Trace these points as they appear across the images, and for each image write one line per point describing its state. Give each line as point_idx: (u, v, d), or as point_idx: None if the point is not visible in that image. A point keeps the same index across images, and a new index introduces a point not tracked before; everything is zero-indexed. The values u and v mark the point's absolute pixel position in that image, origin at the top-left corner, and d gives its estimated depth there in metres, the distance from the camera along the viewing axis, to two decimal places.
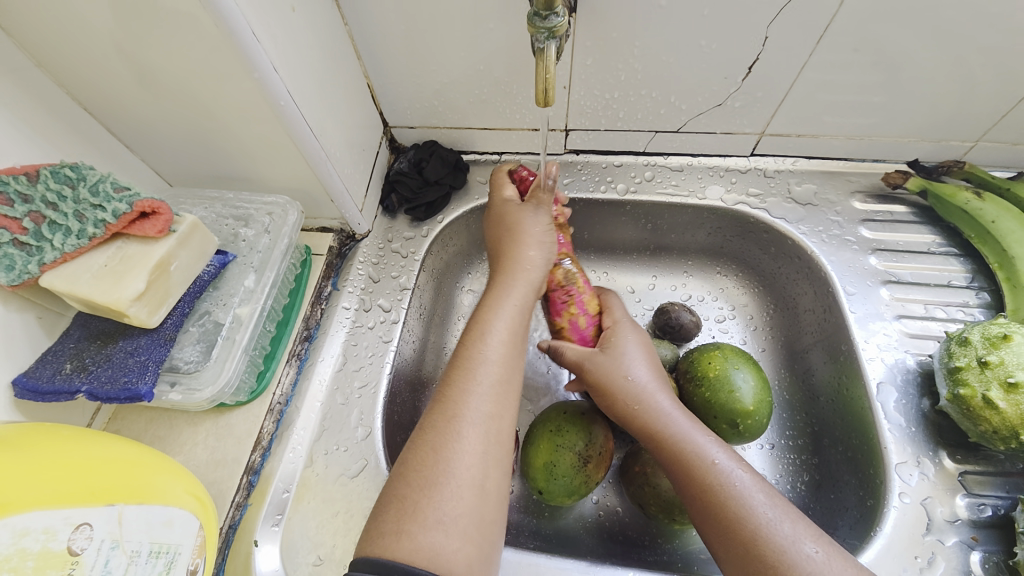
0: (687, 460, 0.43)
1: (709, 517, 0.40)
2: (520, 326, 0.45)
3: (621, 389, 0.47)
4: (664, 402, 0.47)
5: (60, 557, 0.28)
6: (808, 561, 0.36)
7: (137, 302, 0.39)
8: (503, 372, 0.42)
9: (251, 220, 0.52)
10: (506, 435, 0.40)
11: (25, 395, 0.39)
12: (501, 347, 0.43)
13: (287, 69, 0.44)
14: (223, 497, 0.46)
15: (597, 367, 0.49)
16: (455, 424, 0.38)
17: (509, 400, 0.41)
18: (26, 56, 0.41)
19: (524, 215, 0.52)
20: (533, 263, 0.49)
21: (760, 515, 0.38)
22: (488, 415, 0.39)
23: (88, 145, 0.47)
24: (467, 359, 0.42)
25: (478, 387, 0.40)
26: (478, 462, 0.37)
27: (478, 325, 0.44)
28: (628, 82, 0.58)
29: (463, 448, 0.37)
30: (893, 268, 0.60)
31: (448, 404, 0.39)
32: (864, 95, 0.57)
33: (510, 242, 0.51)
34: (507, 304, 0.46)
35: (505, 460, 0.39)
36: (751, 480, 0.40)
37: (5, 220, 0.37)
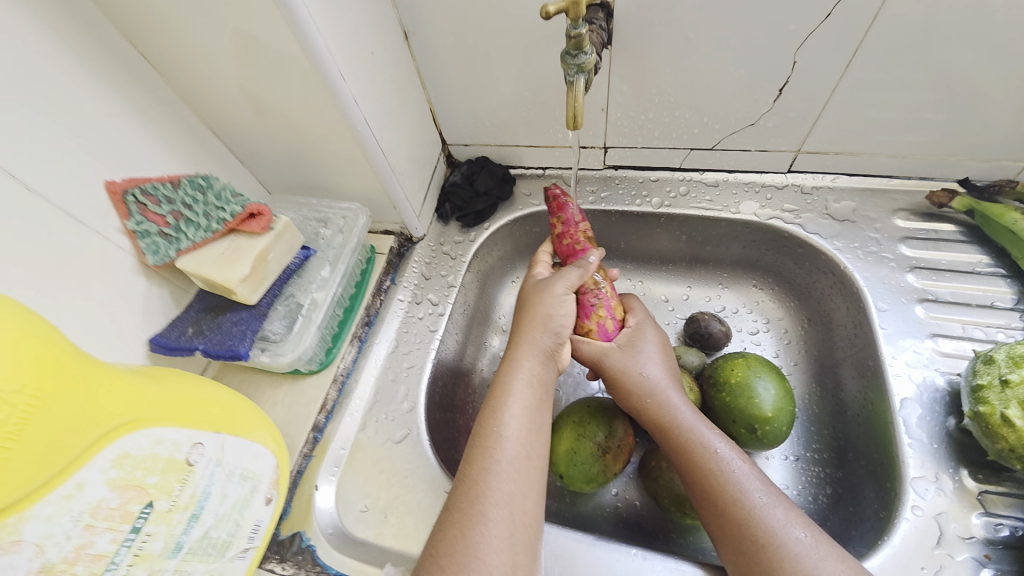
0: (691, 449, 0.47)
1: (708, 502, 0.44)
2: (536, 400, 0.48)
3: (634, 384, 0.52)
4: (674, 397, 0.51)
5: (180, 465, 0.38)
6: (797, 543, 0.39)
7: (243, 283, 0.50)
8: (523, 452, 0.44)
9: (330, 222, 0.62)
10: (531, 516, 0.42)
11: (158, 349, 0.50)
12: (519, 425, 0.45)
13: (365, 101, 0.54)
14: (294, 447, 0.55)
15: (613, 364, 0.53)
16: (480, 507, 0.40)
17: (530, 479, 0.43)
18: (176, 92, 0.54)
19: (539, 290, 0.55)
20: (544, 339, 0.52)
21: (754, 499, 0.42)
22: (513, 496, 0.41)
23: (215, 160, 0.59)
24: (486, 438, 0.44)
25: (501, 471, 0.42)
26: (507, 548, 0.39)
27: (493, 403, 0.47)
28: (663, 104, 0.63)
29: (491, 532, 0.39)
30: (932, 287, 0.60)
31: (470, 482, 0.42)
32: (903, 113, 0.58)
33: (524, 318, 0.54)
34: (520, 382, 0.48)
35: (531, 542, 0.41)
36: (748, 469, 0.44)
37: (154, 217, 0.50)
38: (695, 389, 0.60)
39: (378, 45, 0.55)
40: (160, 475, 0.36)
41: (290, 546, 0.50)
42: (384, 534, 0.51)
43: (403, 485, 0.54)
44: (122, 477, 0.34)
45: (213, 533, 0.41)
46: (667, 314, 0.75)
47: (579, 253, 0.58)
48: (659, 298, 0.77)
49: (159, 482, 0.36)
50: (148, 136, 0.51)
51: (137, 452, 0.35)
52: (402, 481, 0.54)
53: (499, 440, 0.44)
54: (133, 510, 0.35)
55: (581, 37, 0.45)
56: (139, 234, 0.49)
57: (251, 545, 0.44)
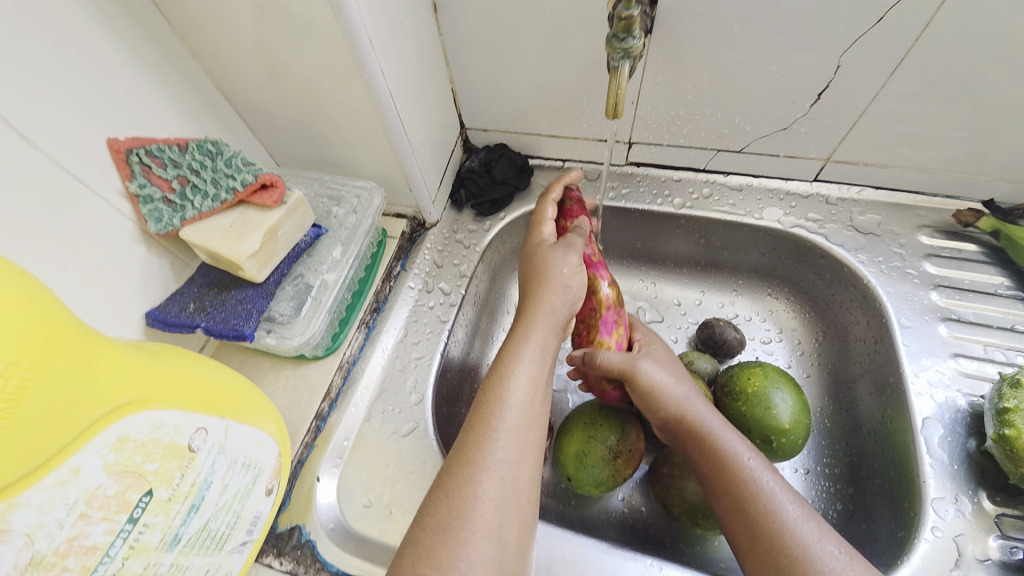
0: (720, 459, 0.45)
1: (738, 514, 0.43)
2: (543, 372, 0.45)
3: (666, 393, 0.50)
4: (701, 408, 0.49)
5: (182, 451, 0.35)
6: (830, 557, 0.38)
7: (252, 259, 0.47)
8: (524, 420, 0.41)
9: (342, 200, 0.59)
10: (524, 484, 0.39)
11: (155, 325, 0.47)
12: (524, 394, 0.43)
13: (391, 73, 0.50)
14: (295, 436, 0.53)
15: (647, 372, 0.51)
16: (469, 471, 0.38)
17: (529, 447, 0.41)
18: (186, 49, 0.50)
19: (554, 257, 0.52)
20: (559, 308, 0.49)
21: (786, 511, 0.41)
22: (508, 463, 0.39)
23: (224, 127, 0.56)
24: (488, 404, 0.41)
25: (499, 435, 0.40)
26: (494, 511, 0.37)
27: (499, 369, 0.44)
28: (695, 101, 0.61)
29: (480, 495, 0.37)
30: (955, 307, 0.59)
31: (464, 449, 0.39)
32: (939, 129, 0.57)
33: (536, 283, 0.51)
34: (529, 351, 0.45)
35: (523, 511, 0.38)
36: (778, 482, 0.43)
37: (159, 181, 0.46)
38: (708, 395, 0.59)
39: (407, 15, 0.52)
40: (161, 461, 0.34)
41: (288, 540, 0.48)
42: (388, 531, 0.49)
43: (409, 481, 0.52)
44: (120, 462, 0.31)
45: (212, 525, 0.38)
46: (679, 318, 0.74)
47: (597, 266, 0.55)
48: (672, 302, 0.75)
49: (158, 470, 0.33)
50: (154, 94, 0.47)
51: (136, 435, 0.32)
52: (408, 476, 0.52)
53: (502, 406, 0.41)
54: (131, 499, 0.32)
55: (632, 19, 0.44)
56: (141, 199, 0.45)
57: (249, 538, 0.42)
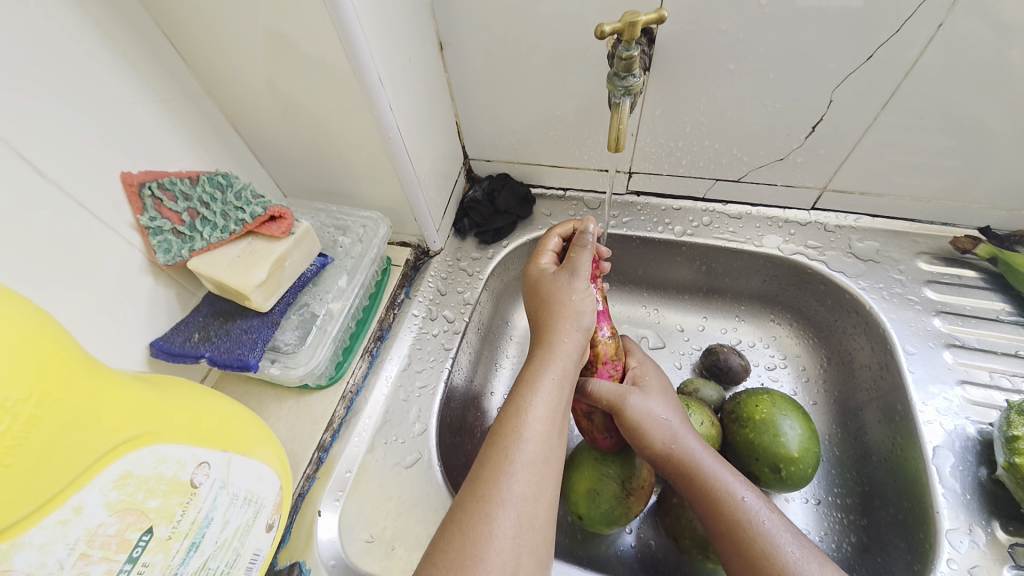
0: (717, 497, 0.44)
1: (739, 555, 0.42)
2: (562, 404, 0.45)
3: (655, 428, 0.49)
4: (693, 442, 0.48)
5: (184, 486, 0.34)
6: None
7: (259, 289, 0.47)
8: (542, 454, 0.41)
9: (348, 230, 0.60)
10: (542, 522, 0.38)
11: (160, 355, 0.47)
12: (541, 427, 0.42)
13: (399, 108, 0.52)
14: (297, 467, 0.52)
15: (636, 406, 0.50)
16: (486, 507, 0.37)
17: (546, 482, 0.40)
18: (201, 86, 0.51)
19: (563, 287, 0.53)
20: (574, 339, 0.50)
21: (786, 554, 0.40)
22: (524, 498, 0.38)
23: (235, 160, 0.57)
24: (506, 437, 0.41)
25: (515, 469, 0.39)
26: (509, 549, 0.36)
27: (516, 400, 0.44)
28: (693, 133, 0.62)
29: (495, 532, 0.36)
30: (958, 332, 0.60)
31: (480, 483, 0.39)
32: (932, 160, 0.58)
33: (552, 314, 0.51)
34: (547, 382, 0.45)
35: (540, 550, 0.37)
36: (777, 520, 0.42)
37: (170, 213, 0.47)
38: (715, 423, 0.58)
39: (415, 53, 0.54)
40: (162, 497, 0.33)
41: None
42: (391, 568, 0.47)
43: (412, 514, 0.50)
44: (122, 499, 0.31)
45: (211, 563, 0.37)
46: (682, 345, 0.74)
47: (601, 318, 0.55)
48: (674, 328, 0.75)
49: (160, 506, 0.33)
50: (168, 128, 0.49)
51: (140, 470, 0.32)
52: (412, 510, 0.51)
53: (519, 439, 0.41)
54: (131, 538, 0.31)
55: (632, 59, 0.45)
56: (152, 231, 0.46)
57: None
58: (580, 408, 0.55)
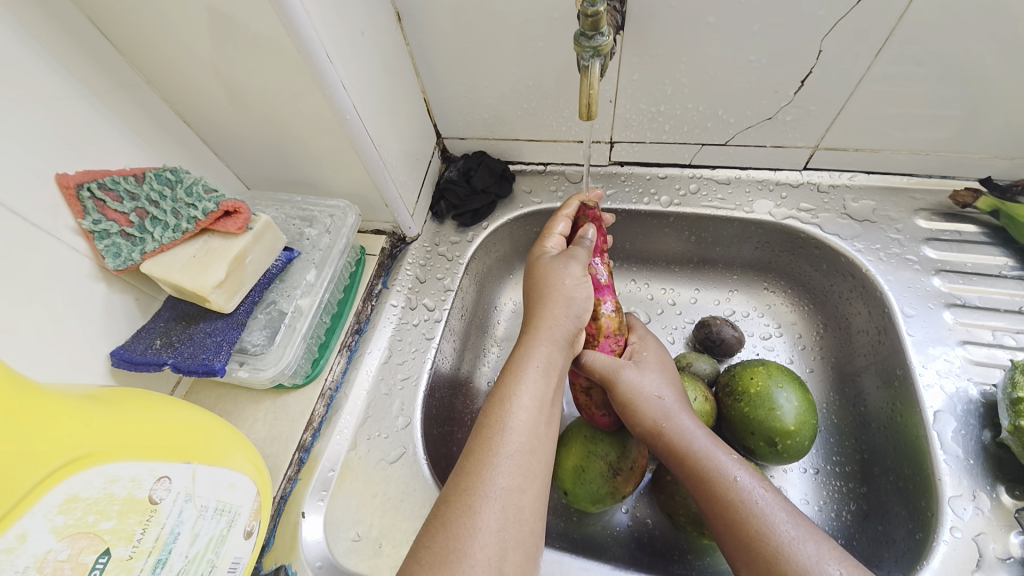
0: (710, 478, 0.43)
1: (733, 537, 0.40)
2: (550, 391, 0.43)
3: (646, 405, 0.47)
4: (687, 421, 0.47)
5: (143, 504, 0.33)
6: None
7: (218, 289, 0.44)
8: (527, 442, 0.39)
9: (316, 220, 0.57)
10: (529, 512, 0.37)
11: (121, 364, 0.45)
12: (527, 415, 0.40)
13: (355, 86, 0.48)
14: (277, 470, 0.50)
15: (629, 380, 0.48)
16: (468, 500, 0.35)
17: (533, 471, 0.38)
18: (138, 73, 0.48)
19: (557, 270, 0.50)
20: (565, 325, 0.48)
21: (782, 534, 0.38)
22: (509, 490, 0.36)
23: (187, 154, 0.54)
24: (489, 428, 0.39)
25: (500, 461, 0.37)
26: (495, 543, 0.34)
27: (500, 390, 0.42)
28: (675, 96, 0.58)
29: (479, 525, 0.34)
30: (959, 291, 0.57)
31: (462, 476, 0.37)
32: (929, 110, 0.55)
33: (542, 298, 0.49)
34: (534, 369, 0.43)
35: (528, 543, 0.35)
36: (773, 498, 0.41)
37: (116, 215, 0.44)
38: (710, 397, 0.56)
39: (368, 24, 0.50)
40: (118, 518, 0.31)
41: None
42: (379, 566, 0.46)
43: (399, 510, 0.49)
44: (72, 523, 0.29)
45: None
46: (674, 319, 0.71)
47: (603, 291, 0.53)
48: (666, 303, 0.72)
49: (116, 527, 0.31)
50: (106, 123, 0.45)
51: (88, 493, 0.30)
52: (398, 507, 0.50)
53: (503, 430, 0.39)
54: (86, 562, 0.30)
55: (598, 15, 0.41)
56: (97, 235, 0.43)
57: None
58: (579, 382, 0.53)
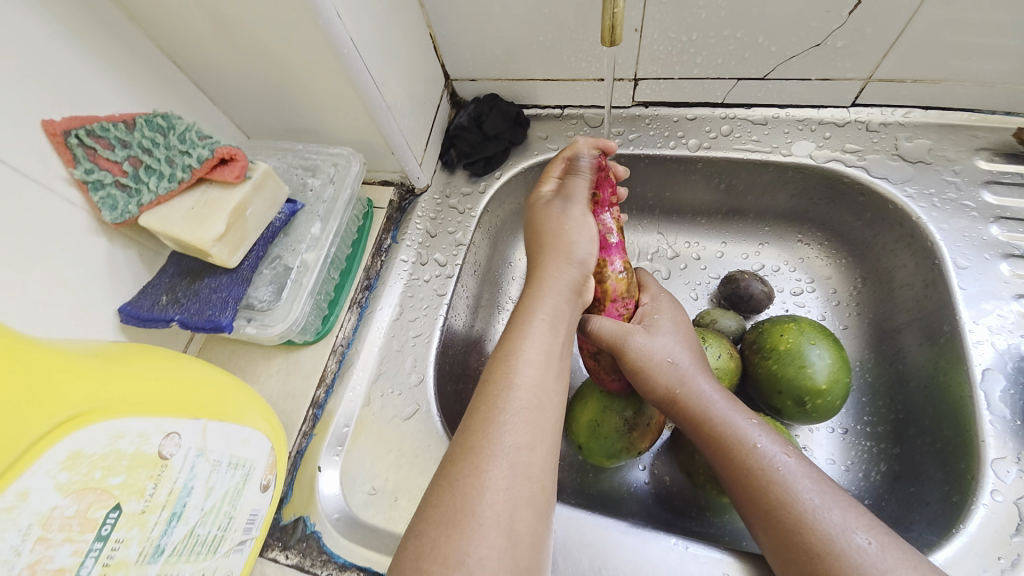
0: (727, 444, 0.41)
1: (752, 503, 0.39)
2: (557, 344, 0.41)
3: (658, 371, 0.44)
4: (704, 385, 0.44)
5: (151, 459, 0.32)
6: (860, 551, 0.34)
7: (219, 243, 0.42)
8: (536, 400, 0.37)
9: (318, 170, 0.54)
10: (539, 470, 0.35)
11: (130, 320, 0.44)
12: (534, 370, 0.39)
13: (351, 16, 0.44)
14: (292, 426, 0.50)
15: (638, 346, 0.45)
16: (475, 458, 0.34)
17: (543, 428, 0.37)
18: (119, 8, 0.44)
19: (555, 215, 0.49)
20: (570, 274, 0.46)
21: (806, 501, 0.37)
22: (518, 447, 0.35)
23: (183, 102, 0.51)
24: (495, 385, 0.38)
25: (507, 418, 0.36)
26: (504, 501, 0.33)
27: (506, 347, 0.40)
28: (709, 21, 0.52)
29: (487, 484, 0.33)
30: (1019, 241, 0.52)
31: (469, 434, 0.36)
32: (1008, 31, 0.47)
33: (545, 247, 0.47)
34: (540, 324, 0.42)
35: (539, 500, 0.34)
36: (796, 465, 0.39)
37: (108, 164, 0.42)
38: (735, 354, 0.53)
39: None
40: (126, 473, 0.31)
41: (293, 533, 0.46)
42: (395, 519, 0.46)
43: (414, 465, 0.49)
44: (78, 479, 0.29)
45: (200, 530, 0.36)
46: (699, 274, 0.67)
47: (612, 250, 0.49)
48: (690, 257, 0.68)
49: (126, 482, 0.31)
50: (91, 65, 0.42)
51: (93, 449, 0.29)
52: (413, 462, 0.49)
53: (509, 386, 0.37)
54: (97, 516, 0.29)
55: None
56: (91, 185, 0.41)
57: (247, 536, 0.40)
58: (587, 347, 0.50)
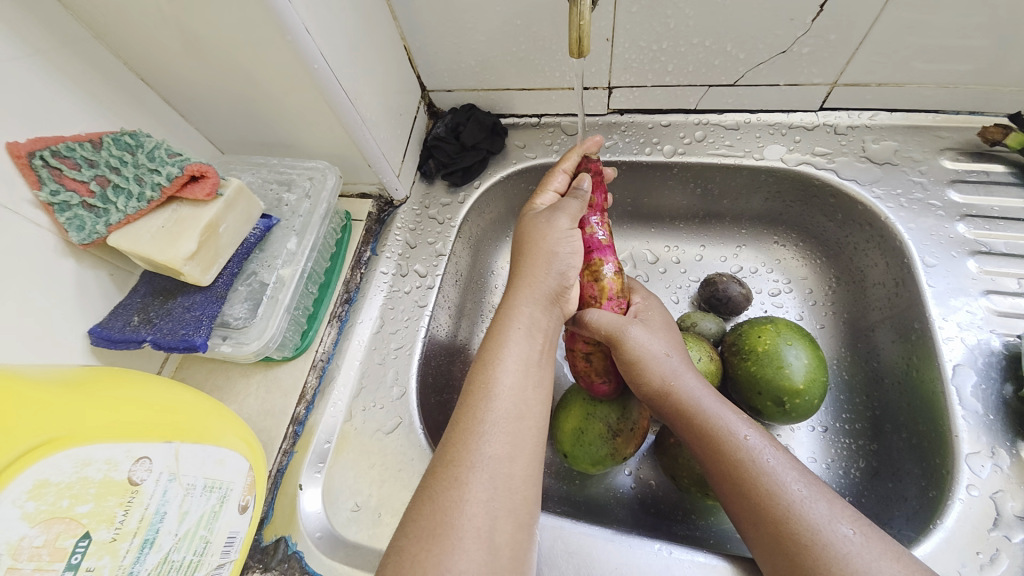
0: (716, 438, 0.41)
1: (740, 497, 0.39)
2: (535, 353, 0.42)
3: (653, 364, 0.45)
4: (693, 380, 0.45)
5: (122, 485, 0.32)
6: (845, 541, 0.34)
7: (190, 261, 0.42)
8: (516, 408, 0.38)
9: (294, 184, 0.54)
10: (520, 480, 0.35)
11: (99, 343, 0.43)
12: (514, 378, 0.39)
13: (321, 31, 0.44)
14: (272, 444, 0.50)
15: (637, 338, 0.46)
16: (455, 471, 0.34)
17: (524, 437, 0.37)
18: (84, 27, 0.43)
19: (541, 223, 0.48)
20: (548, 282, 0.46)
21: (792, 493, 0.37)
22: (497, 458, 0.35)
23: (153, 119, 0.50)
24: (474, 396, 0.38)
25: (485, 429, 0.36)
26: (485, 513, 0.33)
27: (485, 356, 0.41)
28: (679, 30, 0.53)
29: (467, 497, 0.33)
30: (984, 238, 0.53)
31: (449, 447, 0.35)
32: (963, 36, 0.49)
33: (527, 255, 0.47)
34: (517, 333, 0.42)
35: (519, 511, 0.34)
36: (782, 458, 0.39)
37: (75, 184, 0.41)
38: (715, 356, 0.54)
39: None
40: (95, 501, 0.30)
41: (274, 554, 0.45)
42: (379, 535, 0.46)
43: (398, 480, 0.48)
44: (44, 509, 0.28)
45: (175, 556, 0.35)
46: (679, 278, 0.68)
47: (605, 251, 0.50)
48: (670, 260, 0.69)
49: (95, 510, 0.30)
50: (56, 85, 0.42)
51: (59, 478, 0.29)
52: (396, 476, 0.49)
53: (488, 397, 0.37)
54: (65, 546, 0.29)
55: None
56: (57, 207, 0.40)
57: (226, 559, 0.39)
58: (577, 348, 0.50)
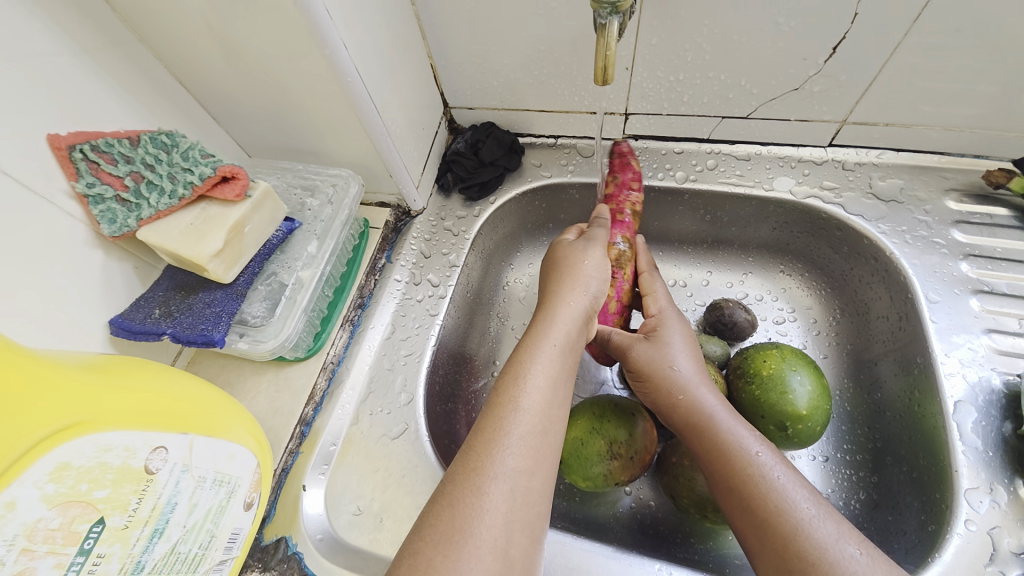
0: (727, 452, 0.41)
1: (747, 514, 0.39)
2: (564, 371, 0.42)
3: (661, 378, 0.47)
4: (707, 396, 0.45)
5: (138, 473, 0.32)
6: (852, 561, 0.34)
7: (216, 259, 0.43)
8: (539, 423, 0.38)
9: (317, 190, 0.55)
10: (537, 494, 0.35)
11: (120, 333, 0.44)
12: (541, 395, 0.39)
13: (356, 47, 0.46)
14: (279, 442, 0.50)
15: (642, 353, 0.49)
16: (477, 479, 0.34)
17: (544, 454, 0.37)
18: (130, 31, 0.46)
19: (579, 251, 0.51)
20: (581, 303, 0.47)
21: (802, 510, 0.37)
22: (518, 471, 0.35)
23: (186, 120, 0.52)
24: (501, 408, 0.38)
25: (510, 441, 0.36)
26: (501, 524, 0.33)
27: (515, 367, 0.41)
28: (696, 63, 0.55)
29: (486, 505, 0.33)
30: (986, 278, 0.55)
31: (472, 454, 0.36)
32: (971, 82, 0.51)
33: (558, 279, 0.50)
34: (551, 349, 0.42)
35: (534, 525, 0.34)
36: (794, 479, 0.39)
37: (110, 178, 0.42)
38: (720, 379, 0.54)
39: None
40: (112, 487, 0.31)
41: (274, 553, 0.45)
42: (379, 541, 0.46)
43: (401, 486, 0.49)
44: (63, 492, 0.29)
45: (181, 548, 0.35)
46: (685, 301, 0.69)
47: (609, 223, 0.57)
48: (677, 283, 0.70)
49: (110, 496, 0.31)
50: (100, 84, 0.44)
51: (80, 461, 0.30)
52: (399, 482, 0.49)
53: (517, 410, 0.38)
54: (80, 530, 0.30)
55: None
56: (92, 200, 0.42)
57: (228, 556, 0.40)
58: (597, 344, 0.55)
